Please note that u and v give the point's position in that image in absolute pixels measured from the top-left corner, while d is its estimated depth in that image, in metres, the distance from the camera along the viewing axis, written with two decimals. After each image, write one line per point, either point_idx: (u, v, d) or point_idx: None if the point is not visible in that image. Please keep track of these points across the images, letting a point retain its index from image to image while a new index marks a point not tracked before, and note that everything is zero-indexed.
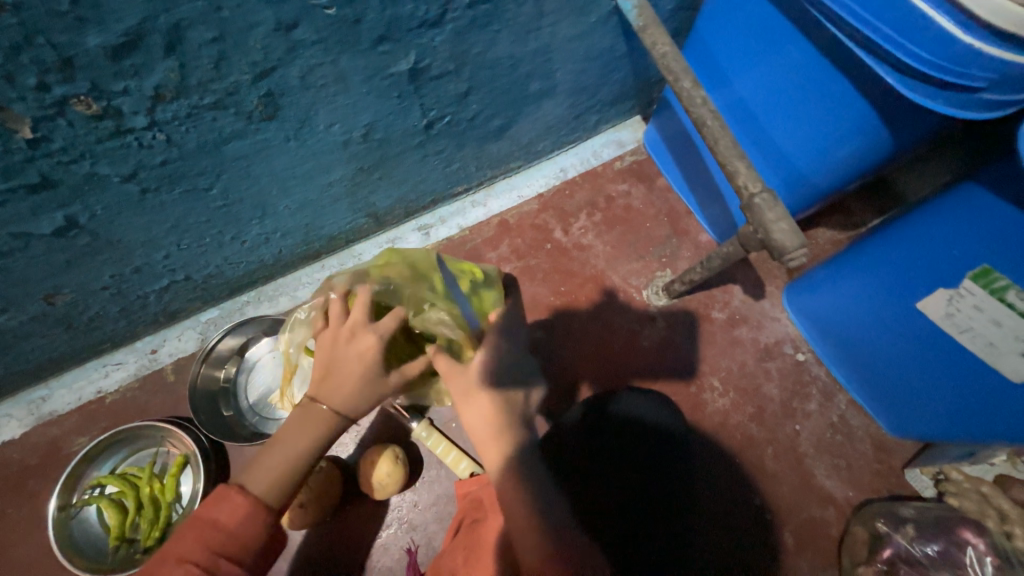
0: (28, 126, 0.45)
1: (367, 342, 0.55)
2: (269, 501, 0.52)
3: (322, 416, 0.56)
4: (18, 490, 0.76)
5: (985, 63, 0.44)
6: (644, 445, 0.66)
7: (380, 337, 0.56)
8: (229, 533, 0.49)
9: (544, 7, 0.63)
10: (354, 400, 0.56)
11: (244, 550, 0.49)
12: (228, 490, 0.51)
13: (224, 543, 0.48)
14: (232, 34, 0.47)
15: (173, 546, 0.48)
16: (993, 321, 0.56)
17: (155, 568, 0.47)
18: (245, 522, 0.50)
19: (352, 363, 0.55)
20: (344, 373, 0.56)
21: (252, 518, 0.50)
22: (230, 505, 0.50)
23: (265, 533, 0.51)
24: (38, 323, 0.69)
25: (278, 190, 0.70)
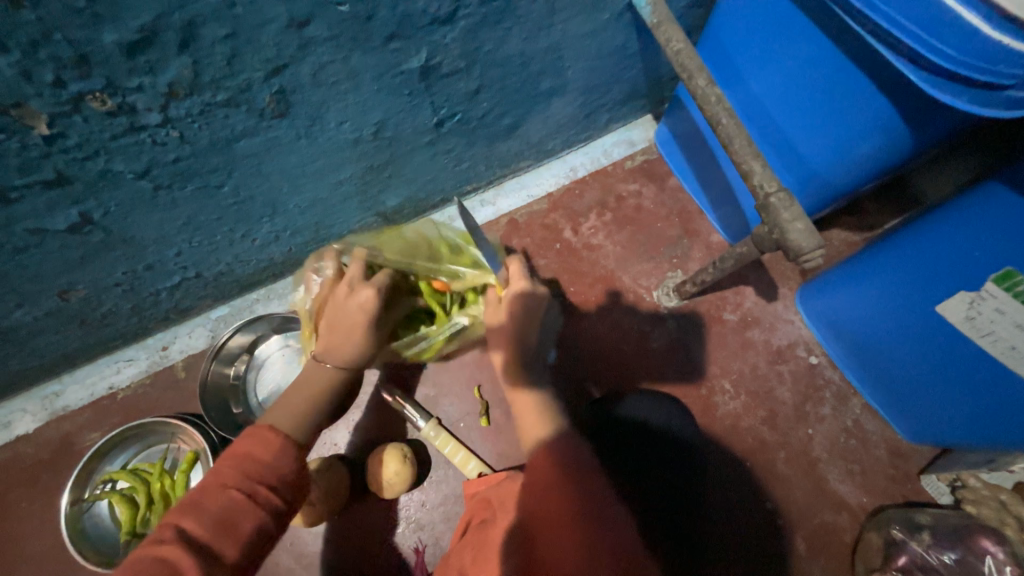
0: (45, 122, 0.45)
1: (363, 296, 0.59)
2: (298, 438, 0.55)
3: (329, 368, 0.60)
4: (32, 484, 0.77)
5: (1013, 60, 0.43)
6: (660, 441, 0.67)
7: (375, 291, 0.59)
8: (265, 462, 0.50)
9: (556, 4, 0.62)
10: (361, 350, 0.60)
11: (280, 479, 0.50)
12: (260, 428, 0.53)
13: (262, 471, 0.50)
14: (245, 31, 0.47)
15: (214, 476, 0.48)
16: (1016, 324, 0.54)
17: (198, 497, 0.47)
18: (279, 454, 0.51)
19: (350, 318, 0.59)
20: (346, 327, 0.59)
21: (283, 451, 0.52)
22: (263, 439, 0.52)
23: (298, 465, 0.52)
24: (52, 319, 0.70)
25: (288, 188, 0.70)
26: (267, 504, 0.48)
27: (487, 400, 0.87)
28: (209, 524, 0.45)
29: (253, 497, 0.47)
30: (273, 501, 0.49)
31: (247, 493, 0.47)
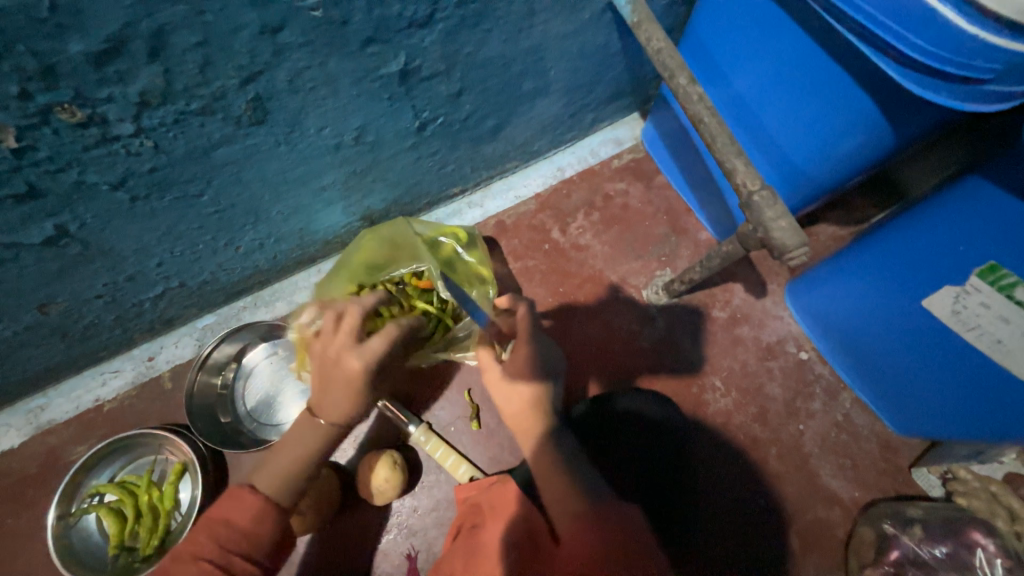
0: (13, 135, 0.45)
1: (355, 360, 0.55)
2: (278, 500, 0.56)
3: (319, 429, 0.57)
4: (17, 500, 0.75)
5: (990, 54, 0.43)
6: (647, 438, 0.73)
7: (369, 354, 0.56)
8: (241, 531, 0.52)
9: (535, 4, 0.62)
10: (351, 415, 0.57)
11: (256, 548, 0.52)
12: (239, 492, 0.55)
13: (237, 541, 0.52)
14: (216, 38, 0.46)
15: (190, 545, 0.50)
16: (1000, 318, 0.54)
17: (171, 568, 0.49)
18: (257, 521, 0.53)
19: (343, 377, 0.55)
20: (339, 386, 0.55)
21: (262, 517, 0.54)
22: (242, 505, 0.54)
23: (277, 532, 0.54)
24: (33, 333, 0.69)
25: (270, 195, 0.69)
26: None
27: (477, 403, 0.86)
28: None
29: (229, 570, 0.50)
30: (247, 573, 0.51)
31: (223, 567, 0.50)
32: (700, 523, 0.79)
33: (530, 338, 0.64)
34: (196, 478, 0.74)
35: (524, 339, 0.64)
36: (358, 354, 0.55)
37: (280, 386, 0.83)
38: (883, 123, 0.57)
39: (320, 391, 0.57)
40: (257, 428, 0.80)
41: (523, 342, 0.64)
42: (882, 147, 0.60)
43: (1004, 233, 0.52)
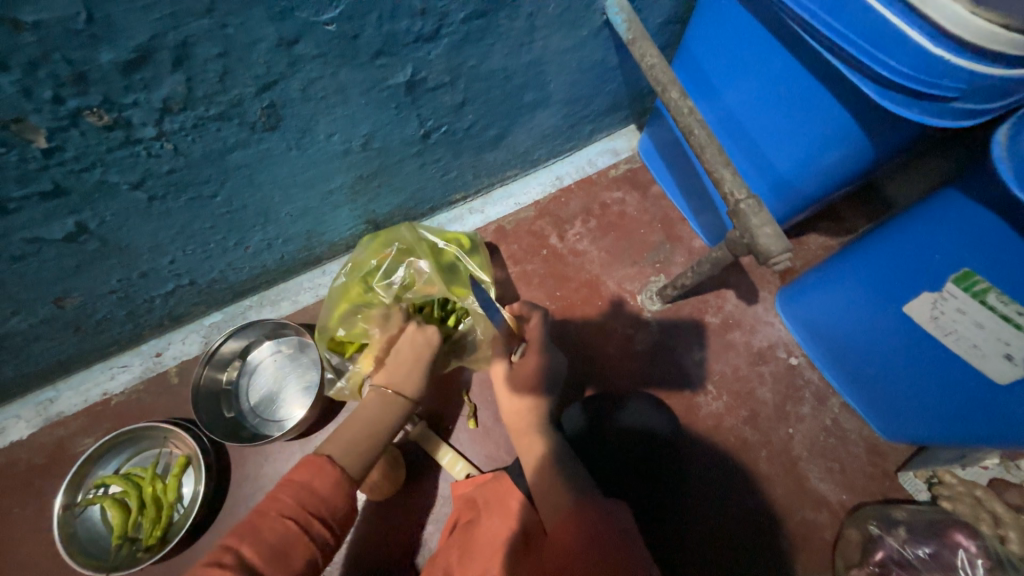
0: (44, 136, 0.48)
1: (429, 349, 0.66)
2: (352, 472, 0.57)
3: (392, 399, 0.62)
4: (24, 490, 0.77)
5: (954, 74, 0.46)
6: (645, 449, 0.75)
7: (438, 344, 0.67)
8: (321, 498, 0.53)
9: (536, 21, 0.66)
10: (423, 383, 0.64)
11: (332, 514, 0.53)
12: (318, 460, 0.55)
13: (319, 506, 0.52)
14: (236, 50, 0.49)
15: (272, 504, 0.51)
16: (975, 323, 0.57)
17: (254, 527, 0.50)
18: (334, 489, 0.54)
19: (414, 361, 0.65)
20: (409, 365, 0.64)
21: (339, 486, 0.54)
22: (322, 472, 0.54)
23: (349, 503, 0.55)
24: (47, 326, 0.71)
25: (281, 197, 0.72)
26: (317, 541, 0.51)
27: (475, 403, 0.88)
28: (266, 553, 0.48)
29: (308, 530, 0.51)
30: (320, 538, 0.51)
31: (303, 527, 0.50)
32: (689, 521, 0.81)
33: (540, 348, 0.71)
34: (200, 472, 0.76)
35: (535, 349, 0.71)
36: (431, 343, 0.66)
37: (285, 381, 0.85)
38: (862, 137, 0.60)
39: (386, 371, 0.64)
40: (259, 424, 0.82)
41: (534, 350, 0.71)
42: (863, 162, 0.63)
43: (974, 242, 0.54)
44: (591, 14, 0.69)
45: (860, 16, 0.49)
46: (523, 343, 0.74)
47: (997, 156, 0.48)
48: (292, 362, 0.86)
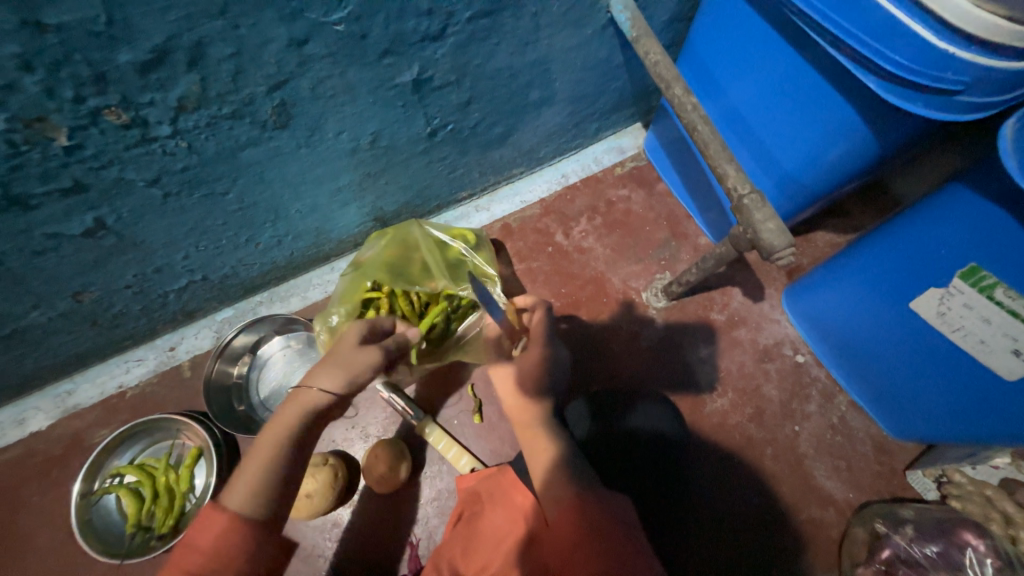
0: (65, 134, 0.49)
1: (366, 357, 0.61)
2: (246, 514, 0.53)
3: (302, 402, 0.59)
4: (42, 479, 0.79)
5: (958, 67, 0.46)
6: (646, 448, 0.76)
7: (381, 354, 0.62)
8: (205, 551, 0.50)
9: (541, 20, 0.66)
10: (330, 376, 0.60)
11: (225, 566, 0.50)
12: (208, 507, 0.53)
13: (205, 561, 0.50)
14: (248, 50, 0.51)
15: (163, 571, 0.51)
16: (982, 318, 0.56)
17: None
18: (223, 537, 0.51)
19: (353, 367, 0.60)
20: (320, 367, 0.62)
21: (228, 533, 0.52)
22: (209, 523, 0.52)
23: (247, 546, 0.52)
24: (66, 319, 0.73)
25: (291, 195, 0.74)
26: None
27: (480, 398, 0.89)
28: None
29: None
30: None
31: None
32: (694, 518, 0.81)
33: (544, 340, 0.70)
34: (212, 462, 0.78)
35: (538, 340, 0.70)
36: (368, 351, 0.61)
37: (294, 374, 0.86)
38: (867, 132, 0.59)
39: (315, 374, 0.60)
40: (269, 417, 0.83)
41: (537, 342, 0.70)
42: (868, 158, 0.63)
43: (980, 236, 0.54)
44: (595, 13, 0.70)
45: (864, 9, 0.48)
46: (526, 336, 0.74)
47: (1003, 148, 0.48)
48: (300, 355, 0.87)
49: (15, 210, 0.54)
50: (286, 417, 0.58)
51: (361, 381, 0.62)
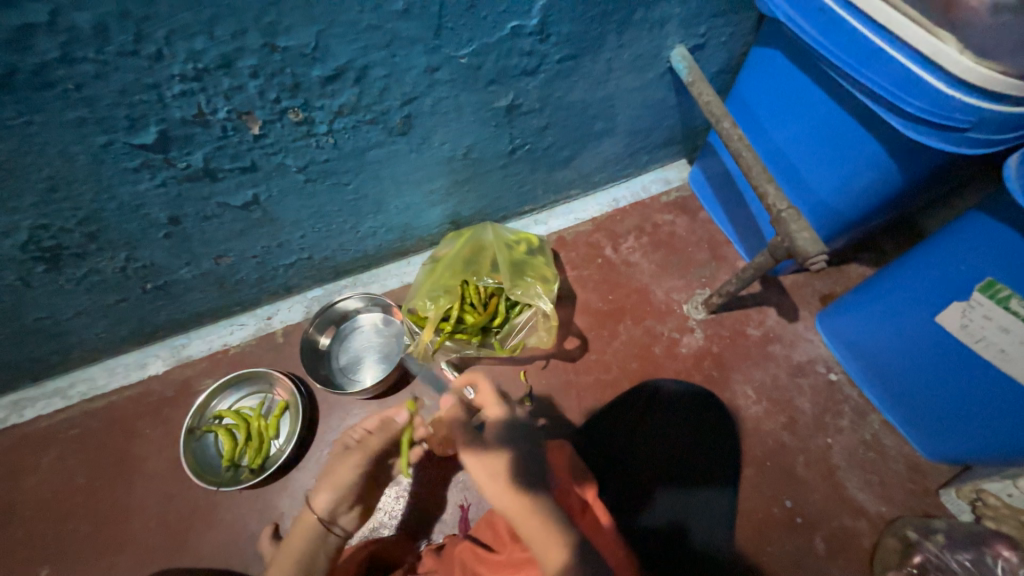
0: (258, 125, 0.66)
1: (345, 468, 0.67)
2: None
3: (308, 520, 0.66)
4: (156, 414, 0.95)
5: (965, 109, 0.57)
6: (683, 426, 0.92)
7: (358, 464, 0.68)
8: None
9: (612, 65, 0.82)
10: (324, 498, 0.66)
11: None
12: None
13: None
14: (396, 73, 0.67)
15: None
16: (1001, 327, 0.64)
17: None
18: None
19: (340, 482, 0.67)
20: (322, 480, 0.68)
21: None
22: None
23: None
24: (203, 279, 0.90)
25: (393, 191, 0.90)
26: None
27: (531, 384, 0.99)
28: None
29: None
30: None
31: None
32: (739, 513, 0.86)
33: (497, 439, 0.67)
34: (297, 414, 0.89)
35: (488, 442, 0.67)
36: (344, 464, 0.68)
37: (370, 351, 0.99)
38: (892, 164, 0.69)
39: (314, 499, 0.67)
40: (346, 381, 0.95)
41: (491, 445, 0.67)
42: (893, 188, 0.72)
43: (997, 258, 0.62)
44: (657, 62, 0.85)
45: (884, 63, 0.61)
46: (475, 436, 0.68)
47: (1007, 178, 0.57)
48: (377, 334, 1.01)
49: (206, 181, 0.70)
50: (296, 541, 0.65)
51: (354, 490, 0.67)
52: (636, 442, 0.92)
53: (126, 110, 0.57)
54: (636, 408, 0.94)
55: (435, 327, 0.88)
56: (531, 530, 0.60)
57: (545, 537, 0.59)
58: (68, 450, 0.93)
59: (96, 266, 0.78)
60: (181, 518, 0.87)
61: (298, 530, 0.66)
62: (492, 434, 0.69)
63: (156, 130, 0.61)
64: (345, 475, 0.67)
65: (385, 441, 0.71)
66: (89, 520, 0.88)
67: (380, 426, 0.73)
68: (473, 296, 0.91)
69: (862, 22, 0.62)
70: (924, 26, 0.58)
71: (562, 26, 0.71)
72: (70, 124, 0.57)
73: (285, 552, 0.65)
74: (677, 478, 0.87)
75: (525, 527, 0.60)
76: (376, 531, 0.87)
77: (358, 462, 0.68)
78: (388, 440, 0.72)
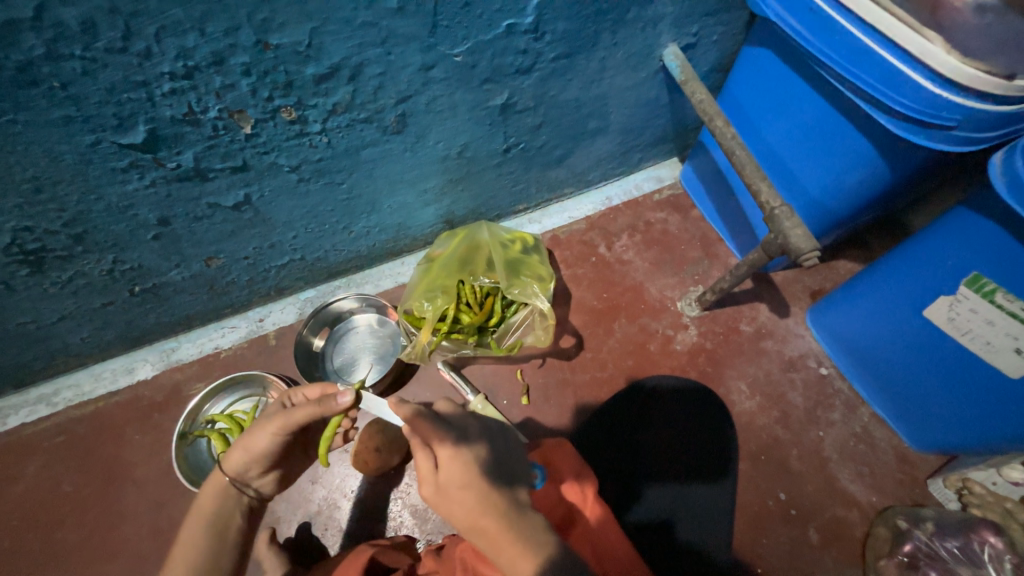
0: (250, 124, 0.64)
1: (260, 435, 0.61)
2: None
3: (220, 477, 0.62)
4: (146, 419, 0.93)
5: (952, 108, 0.59)
6: (683, 418, 0.92)
7: (273, 433, 0.60)
8: None
9: (606, 64, 0.82)
10: (237, 460, 0.61)
11: None
12: None
13: None
14: (391, 71, 0.67)
15: None
16: (987, 321, 0.66)
17: None
18: None
19: (253, 446, 0.61)
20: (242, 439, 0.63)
21: None
22: None
23: None
24: (193, 281, 0.88)
25: (387, 191, 0.89)
26: None
27: (527, 382, 0.99)
28: None
29: None
30: None
31: None
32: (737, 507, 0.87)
33: (476, 437, 0.59)
34: None
35: (468, 440, 0.58)
36: (261, 429, 0.61)
37: (365, 352, 0.98)
38: (880, 161, 0.70)
39: (226, 457, 0.63)
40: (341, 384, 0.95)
41: (468, 441, 0.58)
42: (880, 186, 0.74)
43: (986, 253, 0.63)
44: (650, 61, 0.86)
45: (875, 63, 0.62)
46: (452, 435, 0.58)
47: (992, 175, 0.59)
48: (372, 336, 1.00)
49: (196, 181, 0.69)
50: (206, 498, 0.61)
51: (271, 456, 0.62)
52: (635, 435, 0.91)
53: (114, 108, 0.56)
54: (635, 404, 0.93)
55: (432, 327, 0.88)
56: (499, 541, 0.55)
57: (512, 549, 0.55)
58: (54, 457, 0.91)
59: (82, 269, 0.76)
60: (174, 524, 0.85)
61: (208, 487, 0.62)
62: (445, 442, 0.57)
63: (146, 128, 0.59)
64: (259, 440, 0.61)
65: (310, 419, 0.59)
66: (78, 528, 0.86)
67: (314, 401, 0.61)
68: (469, 297, 0.91)
69: (852, 22, 0.63)
70: (913, 27, 0.60)
71: (556, 25, 0.71)
72: (56, 122, 0.55)
73: (195, 514, 0.60)
74: (672, 474, 0.86)
75: (496, 539, 0.55)
76: (374, 533, 0.87)
77: (275, 431, 0.60)
78: (319, 417, 0.60)
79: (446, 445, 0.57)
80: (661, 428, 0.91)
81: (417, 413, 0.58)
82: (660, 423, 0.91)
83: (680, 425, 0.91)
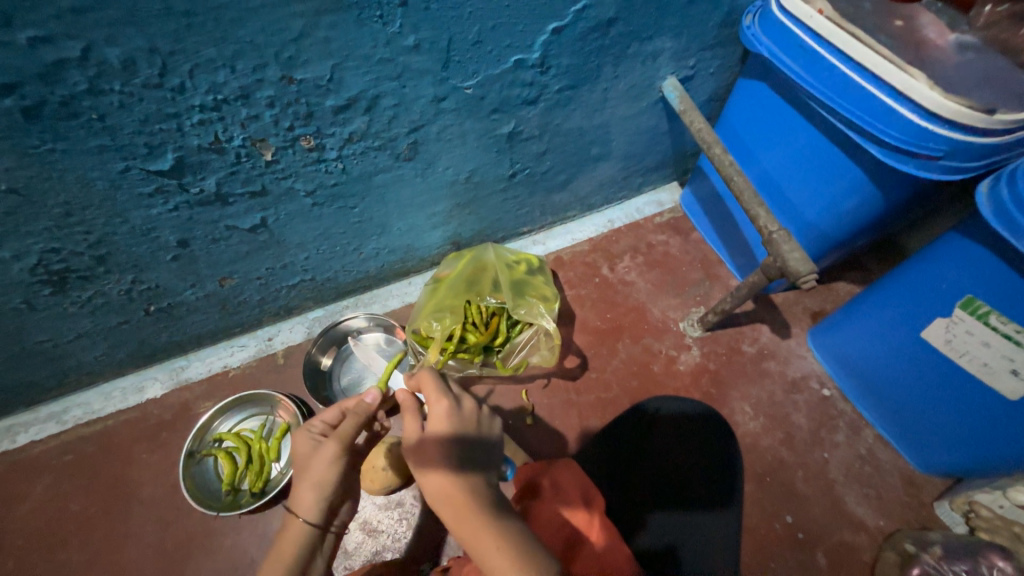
0: (270, 151, 0.68)
1: (325, 465, 0.60)
2: None
3: (297, 527, 0.58)
4: (154, 437, 0.94)
5: (938, 139, 0.62)
6: (693, 436, 0.92)
7: (337, 455, 0.61)
8: None
9: (608, 95, 0.86)
10: (312, 500, 0.59)
11: None
12: None
13: None
14: (405, 102, 0.70)
15: None
16: (983, 342, 0.67)
17: None
18: None
19: (321, 479, 0.60)
20: (304, 479, 0.60)
21: None
22: None
23: None
24: (206, 300, 0.91)
25: (397, 214, 0.92)
26: None
27: (532, 403, 0.99)
28: None
29: None
30: None
31: None
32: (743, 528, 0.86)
33: (467, 412, 0.62)
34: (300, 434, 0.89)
35: (455, 413, 0.61)
36: (322, 459, 0.60)
37: (372, 371, 0.99)
38: (872, 188, 0.73)
39: (292, 504, 0.59)
40: None
41: (456, 412, 0.61)
42: (874, 212, 0.76)
43: (981, 277, 0.65)
44: (650, 92, 0.90)
45: (863, 97, 0.66)
46: (445, 401, 0.62)
47: (980, 203, 0.61)
48: (378, 355, 1.01)
49: (217, 205, 0.72)
50: (287, 550, 0.57)
51: (341, 483, 0.61)
52: (643, 454, 0.91)
53: (145, 137, 0.59)
54: (643, 420, 0.94)
55: (439, 347, 0.90)
56: (464, 517, 0.53)
57: (473, 526, 0.53)
58: (61, 476, 0.91)
59: (102, 289, 0.78)
60: (179, 544, 0.85)
61: (284, 539, 0.58)
62: (437, 407, 0.61)
63: (173, 156, 0.63)
64: (328, 469, 0.60)
65: (359, 427, 0.65)
66: (83, 549, 0.85)
67: (349, 414, 0.66)
68: (476, 317, 0.93)
69: (840, 60, 0.67)
70: (898, 64, 0.63)
71: (561, 59, 0.75)
72: (91, 151, 0.58)
73: (274, 571, 0.55)
74: (683, 498, 0.86)
75: (461, 512, 0.54)
76: (379, 555, 0.87)
77: (337, 454, 0.61)
78: (362, 425, 0.66)
79: (440, 408, 0.61)
80: (670, 445, 0.91)
81: (431, 373, 0.65)
82: (670, 440, 0.92)
83: (695, 446, 0.91)
